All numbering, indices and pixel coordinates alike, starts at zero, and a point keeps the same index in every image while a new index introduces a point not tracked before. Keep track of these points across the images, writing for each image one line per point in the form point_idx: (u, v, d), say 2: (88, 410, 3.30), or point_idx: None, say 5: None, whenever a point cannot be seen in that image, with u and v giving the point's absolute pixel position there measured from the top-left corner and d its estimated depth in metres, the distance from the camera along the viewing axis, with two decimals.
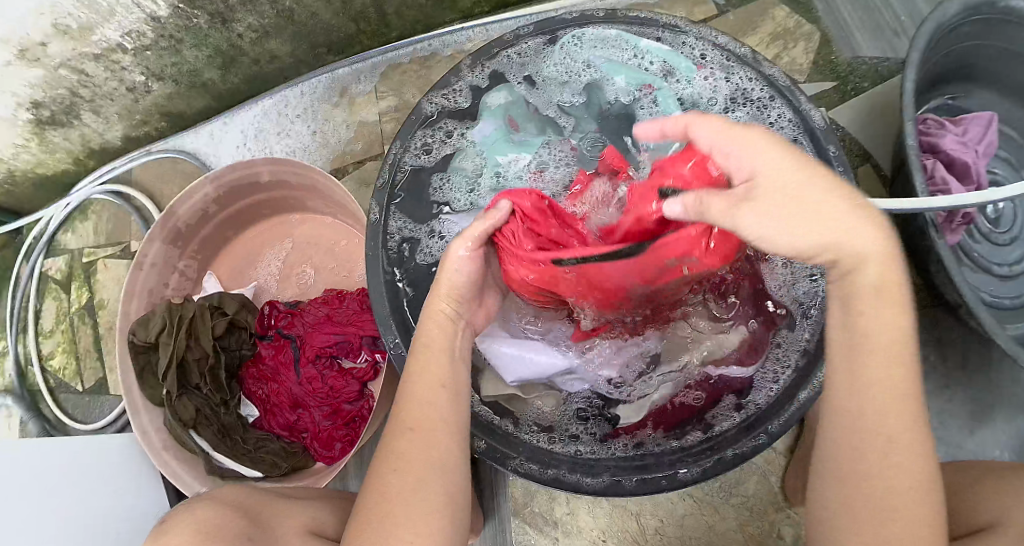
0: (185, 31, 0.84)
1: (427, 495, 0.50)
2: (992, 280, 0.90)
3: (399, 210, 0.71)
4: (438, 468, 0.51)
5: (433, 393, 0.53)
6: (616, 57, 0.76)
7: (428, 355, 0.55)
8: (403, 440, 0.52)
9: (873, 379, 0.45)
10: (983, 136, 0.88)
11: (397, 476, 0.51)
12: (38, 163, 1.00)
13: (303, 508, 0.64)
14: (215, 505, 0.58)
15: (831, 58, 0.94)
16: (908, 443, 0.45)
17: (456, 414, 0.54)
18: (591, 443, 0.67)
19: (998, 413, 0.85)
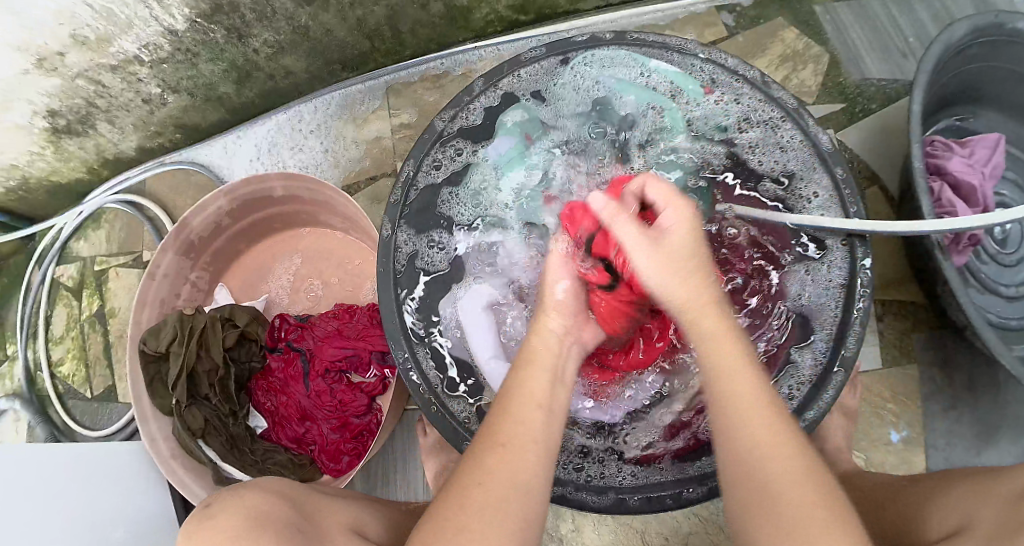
0: (202, 44, 0.86)
1: (511, 517, 0.46)
2: (1000, 301, 0.90)
3: (408, 225, 0.71)
4: (522, 489, 0.47)
5: (529, 410, 0.50)
6: (625, 75, 0.76)
7: (532, 371, 0.52)
8: (495, 456, 0.48)
9: (734, 414, 0.47)
10: (990, 159, 0.89)
11: (483, 491, 0.46)
12: (53, 171, 1.01)
13: (343, 506, 0.62)
14: (265, 494, 0.54)
15: (839, 80, 0.95)
16: (794, 479, 0.44)
17: (552, 436, 0.50)
18: (596, 463, 0.67)
19: (1005, 434, 0.85)
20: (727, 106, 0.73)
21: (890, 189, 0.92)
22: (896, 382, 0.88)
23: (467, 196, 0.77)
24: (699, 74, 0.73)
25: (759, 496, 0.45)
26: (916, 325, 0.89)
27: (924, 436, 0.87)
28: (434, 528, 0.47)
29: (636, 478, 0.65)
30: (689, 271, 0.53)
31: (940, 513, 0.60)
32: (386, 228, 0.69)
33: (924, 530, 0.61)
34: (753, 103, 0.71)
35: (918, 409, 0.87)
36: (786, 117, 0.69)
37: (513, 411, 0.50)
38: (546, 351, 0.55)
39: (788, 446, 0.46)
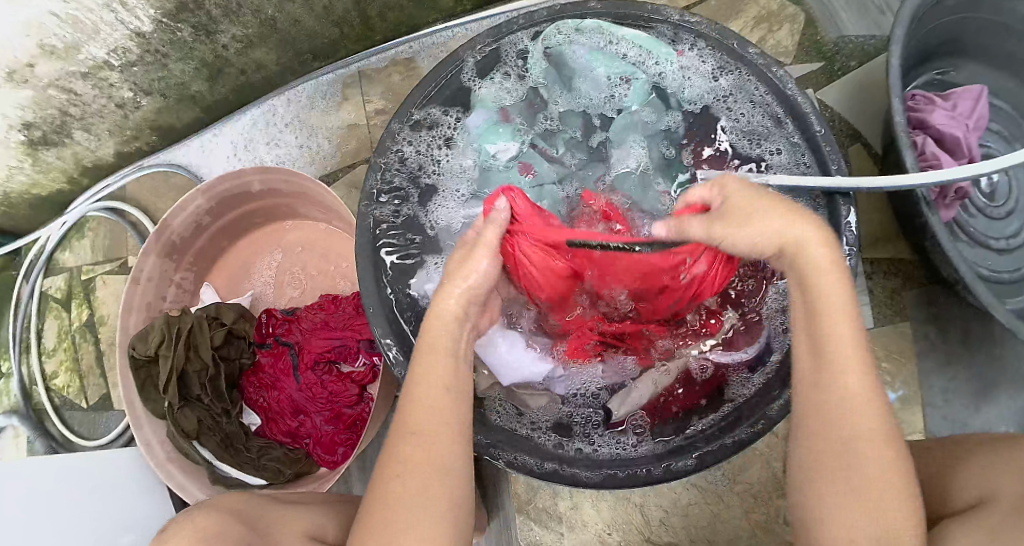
0: (171, 45, 0.85)
1: (439, 497, 0.48)
2: (992, 254, 0.90)
3: (390, 200, 0.72)
4: (443, 475, 0.48)
5: (438, 394, 0.50)
6: (596, 44, 0.76)
7: (436, 357, 0.52)
8: (409, 445, 0.49)
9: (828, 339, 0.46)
10: (973, 110, 0.87)
11: (400, 484, 0.48)
12: (34, 183, 1.00)
13: (303, 512, 0.64)
14: (215, 512, 0.57)
15: (816, 39, 0.94)
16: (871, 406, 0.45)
17: (463, 416, 0.51)
18: (579, 439, 0.67)
19: (1001, 388, 0.85)
20: (698, 68, 0.73)
21: (874, 146, 0.91)
22: (889, 341, 0.87)
23: (435, 168, 0.75)
24: (666, 34, 0.72)
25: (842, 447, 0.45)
26: (906, 284, 0.88)
27: (922, 395, 0.86)
28: (365, 530, 0.48)
29: (622, 456, 0.65)
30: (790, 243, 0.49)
31: (961, 482, 0.59)
32: (363, 207, 0.69)
33: (941, 501, 0.60)
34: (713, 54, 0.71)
35: (914, 368, 0.87)
36: (762, 85, 0.69)
37: (415, 396, 0.50)
38: (443, 335, 0.53)
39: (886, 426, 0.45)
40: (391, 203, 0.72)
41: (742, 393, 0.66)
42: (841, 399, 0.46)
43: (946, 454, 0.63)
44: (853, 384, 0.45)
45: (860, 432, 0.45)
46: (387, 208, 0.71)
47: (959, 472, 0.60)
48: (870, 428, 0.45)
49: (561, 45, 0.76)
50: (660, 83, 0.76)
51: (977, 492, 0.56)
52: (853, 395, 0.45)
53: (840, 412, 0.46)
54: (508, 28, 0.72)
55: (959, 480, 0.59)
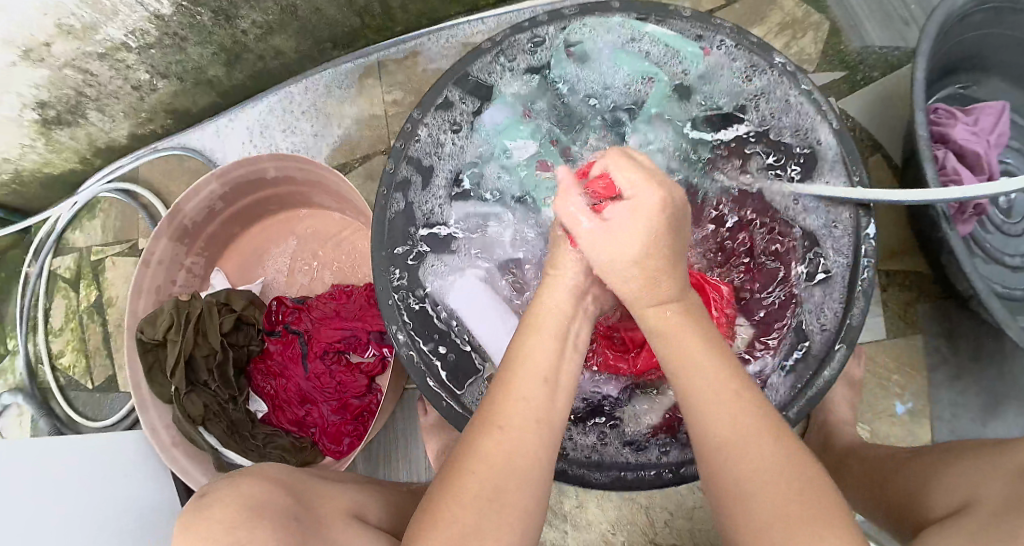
0: (190, 28, 0.84)
1: (513, 505, 0.44)
2: (1005, 271, 0.88)
3: (409, 191, 0.71)
4: (523, 477, 0.45)
5: (535, 387, 0.48)
6: (618, 44, 0.75)
7: (536, 336, 0.51)
8: (493, 440, 0.46)
9: (701, 401, 0.45)
10: (995, 126, 0.87)
11: (475, 483, 0.44)
12: (46, 163, 1.00)
13: (337, 494, 0.60)
14: (263, 480, 0.51)
15: (839, 47, 0.93)
16: (755, 439, 0.43)
17: (555, 415, 0.49)
18: (586, 447, 0.66)
19: (1010, 406, 0.83)
20: (727, 66, 0.72)
21: (893, 158, 0.91)
22: (900, 353, 0.87)
23: (457, 160, 0.75)
24: (692, 34, 0.71)
25: (739, 494, 0.42)
26: (920, 296, 0.87)
27: (930, 408, 0.85)
28: (425, 522, 0.44)
29: (629, 462, 0.65)
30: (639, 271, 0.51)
31: (945, 487, 0.57)
32: (382, 196, 0.69)
33: (929, 506, 0.58)
34: (743, 57, 0.70)
35: (924, 380, 0.86)
36: (791, 89, 0.68)
37: (512, 387, 0.48)
38: (550, 310, 0.53)
39: (775, 449, 0.42)
40: (412, 195, 0.72)
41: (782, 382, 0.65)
42: (734, 443, 0.43)
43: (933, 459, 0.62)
44: (724, 408, 0.44)
45: (760, 476, 0.41)
46: (406, 197, 0.71)
47: (949, 477, 0.58)
48: (759, 451, 0.42)
49: (584, 45, 0.74)
50: (686, 78, 0.75)
51: (962, 495, 0.54)
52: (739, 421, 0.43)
53: (742, 457, 0.42)
54: (536, 23, 0.71)
55: (950, 484, 0.57)
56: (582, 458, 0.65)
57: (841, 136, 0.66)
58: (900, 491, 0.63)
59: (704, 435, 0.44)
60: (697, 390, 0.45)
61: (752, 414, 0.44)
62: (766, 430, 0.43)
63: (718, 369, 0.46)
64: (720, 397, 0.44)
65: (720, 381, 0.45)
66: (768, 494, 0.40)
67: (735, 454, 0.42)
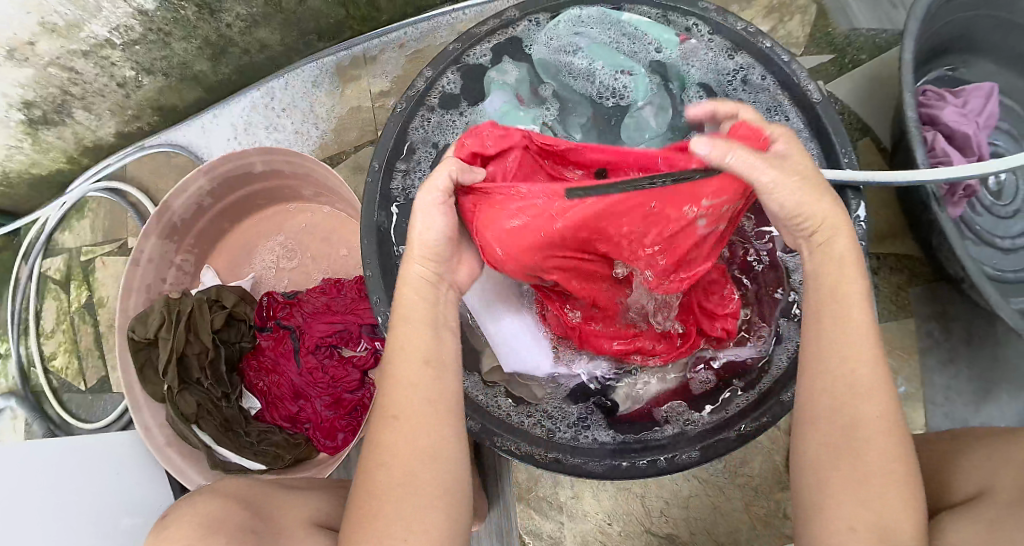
0: (174, 23, 0.84)
1: (426, 489, 0.45)
2: (996, 253, 0.88)
3: (399, 176, 0.71)
4: (428, 459, 0.45)
5: (418, 370, 0.47)
6: (599, 38, 0.74)
7: (407, 327, 0.49)
8: (392, 432, 0.46)
9: (836, 350, 0.46)
10: (984, 108, 0.86)
11: (385, 472, 0.45)
12: (33, 164, 0.99)
13: (305, 502, 0.62)
14: (217, 498, 0.55)
15: (828, 30, 0.92)
16: (874, 394, 0.45)
17: (450, 393, 0.47)
18: (570, 429, 0.67)
19: (1002, 388, 0.83)
20: (704, 52, 0.72)
21: (883, 140, 0.90)
22: (894, 337, 0.86)
23: (448, 137, 0.74)
24: (674, 20, 0.72)
25: (849, 448, 0.44)
26: (912, 278, 0.87)
27: (924, 392, 0.85)
28: (360, 512, 0.46)
29: (624, 445, 0.64)
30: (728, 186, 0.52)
31: (962, 477, 0.56)
32: (373, 172, 0.68)
33: (941, 494, 0.57)
34: (721, 45, 0.71)
35: (918, 363, 0.85)
36: (771, 71, 0.68)
37: (398, 379, 0.47)
38: (419, 300, 0.50)
39: (891, 406, 0.45)
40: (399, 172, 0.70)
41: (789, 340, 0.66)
42: (856, 398, 0.45)
43: (940, 451, 0.62)
44: (858, 367, 0.45)
45: (874, 430, 0.44)
46: (397, 182, 0.71)
47: (966, 465, 0.57)
48: (869, 410, 0.44)
49: (564, 38, 0.74)
50: (665, 70, 0.75)
51: (979, 487, 0.54)
52: (858, 384, 0.45)
53: (852, 412, 0.45)
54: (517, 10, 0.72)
55: (965, 474, 0.57)
56: (569, 439, 0.65)
57: (823, 106, 0.64)
58: None
59: (832, 378, 0.46)
60: (832, 350, 0.46)
61: (878, 371, 0.45)
62: (886, 384, 0.45)
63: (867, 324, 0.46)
64: (841, 358, 0.46)
65: (864, 338, 0.46)
66: (872, 452, 0.43)
67: (857, 409, 0.44)
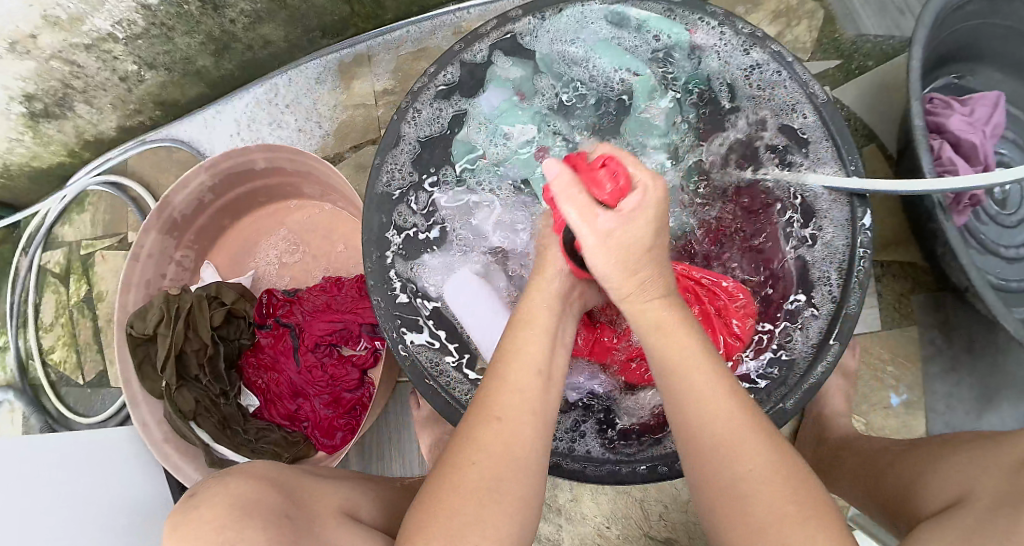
0: (177, 18, 0.83)
1: (510, 495, 0.45)
2: (999, 262, 0.87)
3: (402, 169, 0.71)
4: (518, 466, 0.45)
5: (529, 378, 0.48)
6: (604, 35, 0.75)
7: (531, 333, 0.51)
8: (489, 431, 0.46)
9: (691, 407, 0.46)
10: (991, 117, 0.85)
11: (475, 472, 0.44)
12: (34, 156, 0.99)
13: (336, 489, 0.61)
14: (250, 479, 0.52)
15: (835, 36, 0.91)
16: (742, 444, 0.44)
17: (549, 408, 0.49)
18: (565, 436, 0.66)
19: (1004, 398, 0.83)
20: (713, 49, 0.71)
21: (889, 147, 0.90)
22: (896, 344, 0.86)
23: (438, 126, 0.73)
24: (682, 17, 0.70)
25: (732, 498, 0.43)
26: (916, 286, 0.87)
27: (924, 400, 0.85)
28: (426, 506, 0.45)
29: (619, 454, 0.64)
30: (642, 260, 0.49)
31: (942, 479, 0.56)
32: (376, 168, 0.68)
33: (921, 496, 0.57)
34: (729, 44, 0.70)
35: (919, 371, 0.85)
36: (780, 74, 0.67)
37: (508, 385, 0.48)
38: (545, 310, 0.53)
39: (765, 449, 0.44)
40: (392, 164, 0.69)
41: (804, 338, 0.65)
42: (723, 448, 0.44)
43: (918, 458, 0.62)
44: (714, 427, 0.44)
45: (753, 479, 0.43)
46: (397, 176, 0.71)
47: (944, 467, 0.57)
48: (736, 466, 0.43)
49: (567, 34, 0.74)
50: (669, 67, 0.75)
51: (958, 490, 0.53)
52: (725, 443, 0.44)
53: (730, 461, 0.44)
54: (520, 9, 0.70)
55: (944, 476, 0.56)
56: (564, 447, 0.65)
57: (828, 111, 0.65)
58: (894, 478, 0.63)
59: (694, 437, 0.45)
60: (684, 407, 0.46)
61: (741, 418, 0.45)
62: (755, 428, 0.44)
63: (715, 375, 0.46)
64: (703, 424, 0.45)
65: (714, 386, 0.46)
66: (756, 501, 0.42)
67: (724, 462, 0.44)
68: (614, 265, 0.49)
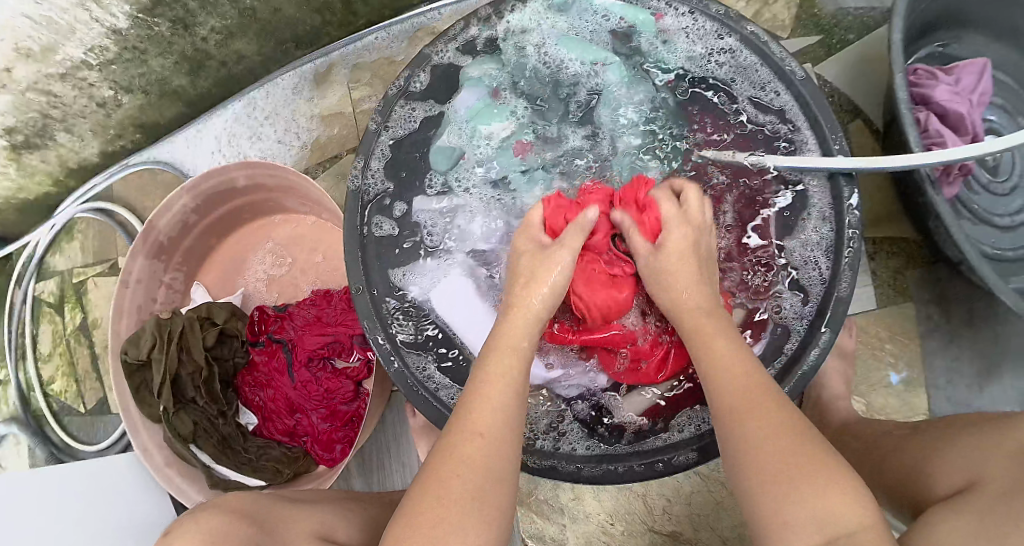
0: (148, 40, 0.83)
1: (490, 503, 0.47)
2: (995, 231, 0.86)
3: (382, 175, 0.71)
4: (495, 478, 0.48)
5: (506, 390, 0.52)
6: (574, 30, 0.74)
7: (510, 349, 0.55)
8: (472, 444, 0.48)
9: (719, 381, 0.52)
10: (976, 85, 0.84)
11: (460, 483, 0.46)
12: (19, 189, 0.98)
13: (310, 513, 0.62)
14: (223, 512, 0.54)
15: (814, 11, 0.90)
16: (766, 405, 0.48)
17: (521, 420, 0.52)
18: (550, 435, 0.66)
19: (1005, 369, 0.82)
20: (684, 31, 0.70)
21: (875, 122, 0.89)
22: (893, 321, 0.85)
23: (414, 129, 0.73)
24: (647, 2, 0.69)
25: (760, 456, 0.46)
26: (910, 262, 0.85)
27: (926, 376, 0.84)
28: (410, 518, 0.46)
29: (601, 451, 0.65)
30: (670, 277, 0.60)
31: (953, 465, 0.55)
32: (355, 181, 0.68)
33: (930, 485, 0.56)
34: (701, 26, 0.68)
35: (919, 347, 0.84)
36: (754, 55, 0.66)
37: (486, 397, 0.51)
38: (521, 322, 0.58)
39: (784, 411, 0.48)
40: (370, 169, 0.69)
41: (799, 316, 0.65)
42: (748, 410, 0.48)
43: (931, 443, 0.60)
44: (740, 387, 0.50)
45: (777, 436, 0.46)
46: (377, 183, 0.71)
47: (950, 455, 0.56)
48: (761, 418, 0.48)
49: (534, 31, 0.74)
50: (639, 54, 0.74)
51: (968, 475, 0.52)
52: (747, 401, 0.49)
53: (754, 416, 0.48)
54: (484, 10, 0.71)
55: (950, 464, 0.55)
56: (549, 447, 0.65)
57: (806, 85, 0.63)
58: (901, 466, 0.61)
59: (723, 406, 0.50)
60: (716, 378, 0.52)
61: (764, 390, 0.50)
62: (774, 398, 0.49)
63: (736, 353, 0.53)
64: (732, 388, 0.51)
65: (740, 364, 0.52)
66: (780, 453, 0.45)
67: (749, 421, 0.48)
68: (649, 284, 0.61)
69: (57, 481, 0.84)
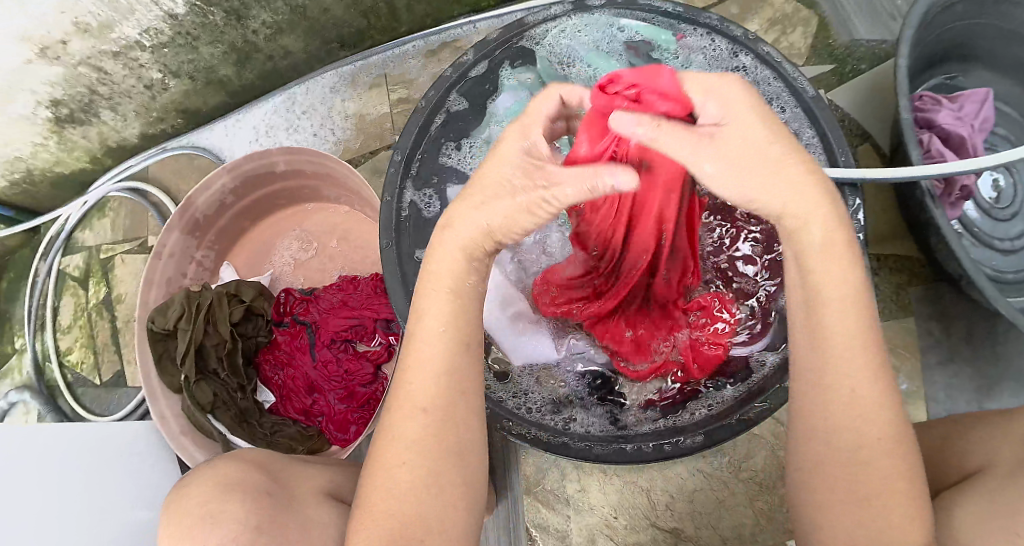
0: (201, 28, 0.87)
1: (449, 481, 0.48)
2: (995, 254, 0.90)
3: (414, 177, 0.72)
4: (454, 455, 0.48)
5: (432, 344, 0.49)
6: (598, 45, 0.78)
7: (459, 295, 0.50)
8: (413, 424, 0.47)
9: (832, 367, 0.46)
10: (979, 112, 0.89)
11: (409, 469, 0.47)
12: (57, 162, 1.01)
13: (318, 473, 0.64)
14: (237, 462, 0.57)
15: (829, 41, 0.96)
16: (875, 405, 0.45)
17: (465, 374, 0.49)
18: (561, 416, 0.69)
19: (1004, 387, 0.85)
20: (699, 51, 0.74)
21: (882, 146, 0.93)
22: (894, 336, 0.89)
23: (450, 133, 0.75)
24: (664, 23, 0.75)
25: (855, 459, 0.45)
26: (912, 279, 0.90)
27: (925, 390, 0.87)
28: (367, 501, 0.48)
29: (612, 433, 0.66)
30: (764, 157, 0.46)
31: (966, 453, 0.58)
32: (392, 191, 0.71)
33: (944, 475, 0.59)
34: (716, 48, 0.73)
35: (918, 362, 0.88)
36: (768, 74, 0.70)
37: (423, 370, 0.48)
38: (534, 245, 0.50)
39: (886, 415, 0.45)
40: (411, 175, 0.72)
41: None
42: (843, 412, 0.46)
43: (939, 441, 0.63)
44: (855, 385, 0.45)
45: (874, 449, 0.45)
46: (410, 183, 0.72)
47: (959, 447, 0.60)
48: (867, 429, 0.45)
49: (561, 42, 0.79)
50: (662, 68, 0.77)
51: (980, 461, 0.55)
52: (860, 404, 0.45)
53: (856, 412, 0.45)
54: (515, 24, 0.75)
55: (964, 454, 0.59)
56: (560, 426, 0.67)
57: (815, 106, 0.67)
58: None
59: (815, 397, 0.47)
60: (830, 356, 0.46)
61: (876, 380, 0.45)
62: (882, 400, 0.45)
63: (860, 321, 0.46)
64: (846, 382, 0.45)
65: (858, 348, 0.46)
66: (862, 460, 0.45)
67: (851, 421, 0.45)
68: (748, 170, 0.47)
69: (58, 449, 0.79)
